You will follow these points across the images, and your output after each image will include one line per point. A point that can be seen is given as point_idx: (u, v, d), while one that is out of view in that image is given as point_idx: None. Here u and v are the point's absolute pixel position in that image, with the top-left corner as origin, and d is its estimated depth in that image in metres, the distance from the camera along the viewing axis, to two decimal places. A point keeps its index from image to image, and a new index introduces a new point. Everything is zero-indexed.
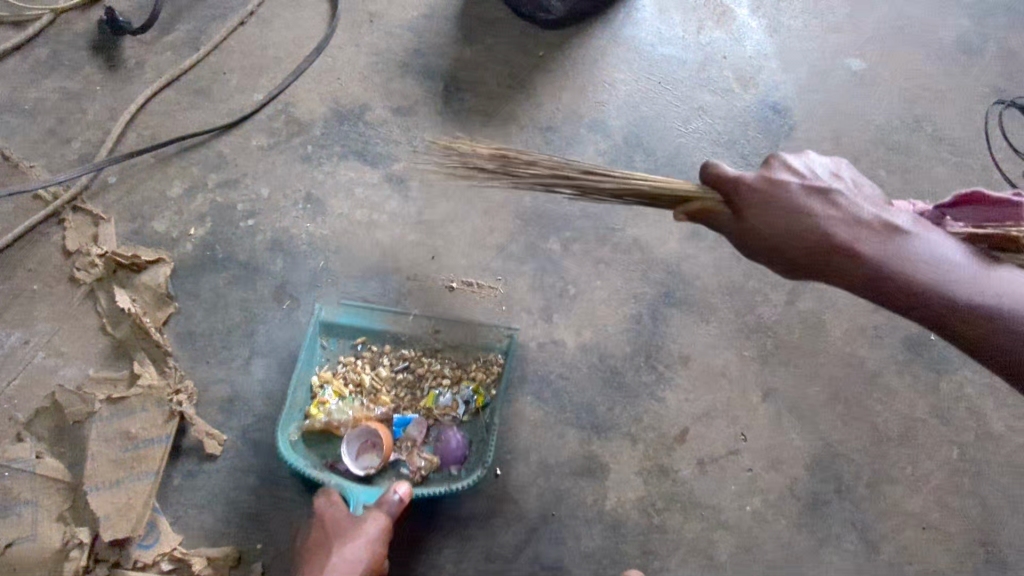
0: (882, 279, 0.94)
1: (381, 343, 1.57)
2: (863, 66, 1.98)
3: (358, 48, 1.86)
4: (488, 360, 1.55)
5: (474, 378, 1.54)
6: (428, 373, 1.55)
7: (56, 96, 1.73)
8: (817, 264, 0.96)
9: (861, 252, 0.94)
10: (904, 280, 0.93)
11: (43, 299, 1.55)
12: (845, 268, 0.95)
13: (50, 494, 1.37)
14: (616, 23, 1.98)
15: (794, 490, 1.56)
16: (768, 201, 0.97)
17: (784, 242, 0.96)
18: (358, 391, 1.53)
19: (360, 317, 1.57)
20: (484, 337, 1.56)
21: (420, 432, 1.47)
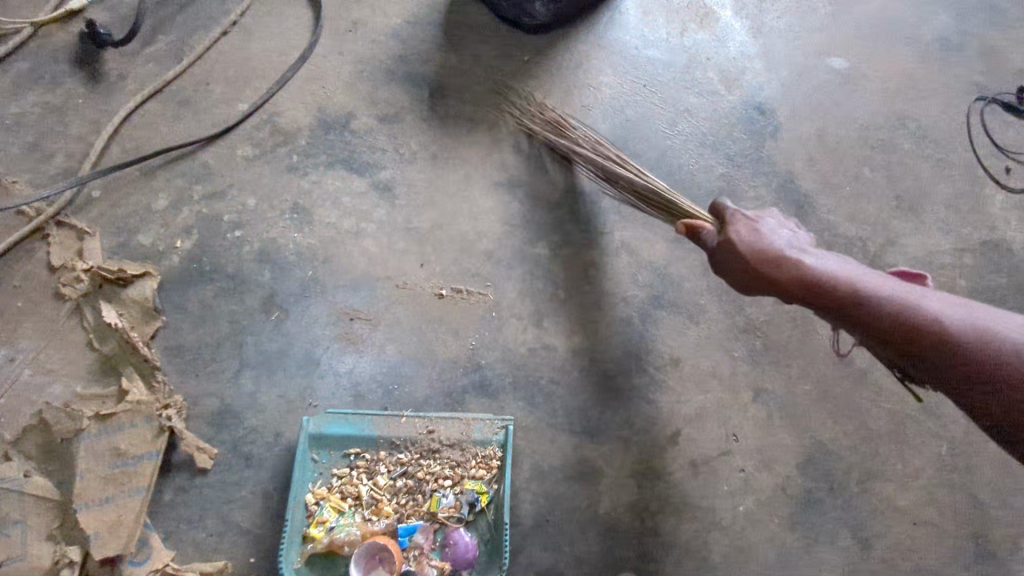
0: (831, 289, 1.19)
1: (375, 450, 1.49)
2: (847, 65, 2.00)
3: (342, 57, 1.85)
4: (487, 454, 1.48)
5: (476, 476, 1.47)
6: (427, 476, 1.47)
7: (38, 110, 1.72)
8: (776, 273, 1.24)
9: (811, 267, 1.21)
10: (843, 291, 1.19)
11: (29, 316, 1.53)
12: (798, 277, 1.21)
13: (39, 513, 1.35)
14: (600, 26, 1.98)
15: (786, 489, 1.57)
16: (733, 227, 1.31)
17: (744, 255, 1.27)
18: (356, 504, 1.45)
19: (349, 426, 1.48)
20: (480, 433, 1.49)
21: (427, 538, 1.41)
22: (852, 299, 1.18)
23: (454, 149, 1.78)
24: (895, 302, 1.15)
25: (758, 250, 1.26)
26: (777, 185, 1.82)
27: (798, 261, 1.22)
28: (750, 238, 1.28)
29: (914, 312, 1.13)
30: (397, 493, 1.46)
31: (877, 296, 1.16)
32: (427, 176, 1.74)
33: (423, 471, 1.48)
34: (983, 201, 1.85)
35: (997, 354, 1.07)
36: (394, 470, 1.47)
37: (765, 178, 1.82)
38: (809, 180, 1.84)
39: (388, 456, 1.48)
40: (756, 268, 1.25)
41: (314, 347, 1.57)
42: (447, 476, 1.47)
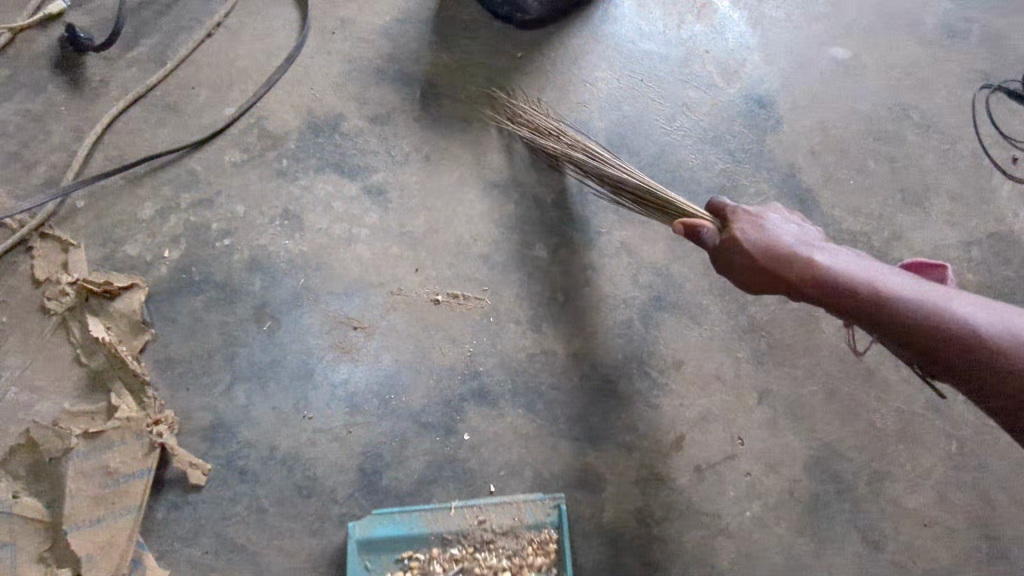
0: (843, 286, 1.15)
1: (426, 548, 1.40)
2: (848, 55, 1.95)
3: (330, 57, 1.80)
4: (542, 539, 1.41)
5: (533, 564, 1.40)
6: (485, 572, 1.39)
7: (18, 118, 1.67)
8: (786, 269, 1.19)
9: (823, 264, 1.17)
10: (859, 286, 1.14)
11: (14, 332, 1.49)
12: (809, 274, 1.17)
13: (29, 535, 1.32)
14: (595, 20, 1.93)
15: (794, 492, 1.53)
16: (740, 224, 1.28)
17: (751, 253, 1.23)
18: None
19: (395, 528, 1.38)
20: (532, 517, 1.41)
21: None
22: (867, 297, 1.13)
23: (448, 150, 1.73)
24: (910, 300, 1.11)
25: (768, 248, 1.22)
26: (779, 180, 1.78)
27: (810, 260, 1.18)
28: (759, 237, 1.24)
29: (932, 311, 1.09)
30: None
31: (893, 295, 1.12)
32: (421, 178, 1.70)
33: (480, 565, 1.40)
34: (990, 192, 1.81)
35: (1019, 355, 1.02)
36: (450, 569, 1.39)
37: (767, 174, 1.78)
38: (811, 174, 1.79)
39: (441, 553, 1.40)
40: (766, 266, 1.21)
41: (308, 356, 1.53)
42: (505, 567, 1.40)
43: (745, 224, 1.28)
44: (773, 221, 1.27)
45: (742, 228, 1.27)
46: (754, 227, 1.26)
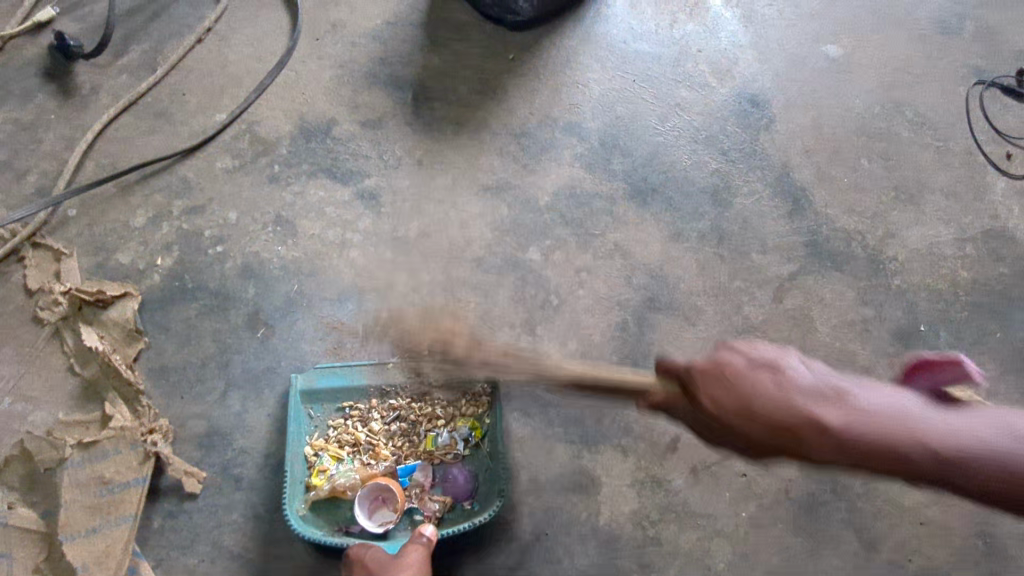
0: (879, 448, 0.72)
1: (366, 399, 1.50)
2: (841, 52, 1.94)
3: (321, 61, 1.80)
4: (475, 393, 1.49)
5: (466, 413, 1.48)
6: (420, 419, 1.48)
7: (9, 127, 1.66)
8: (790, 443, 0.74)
9: (853, 424, 0.72)
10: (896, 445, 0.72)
11: (8, 342, 1.49)
12: (829, 443, 0.72)
13: (25, 545, 1.32)
14: (587, 21, 1.92)
15: (790, 492, 1.53)
16: (710, 387, 0.77)
17: (741, 427, 0.75)
18: (354, 450, 1.45)
19: (338, 378, 1.49)
20: (466, 373, 1.51)
21: (426, 476, 1.42)
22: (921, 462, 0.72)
23: (440, 154, 1.73)
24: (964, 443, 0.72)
25: (760, 424, 0.74)
26: (772, 179, 1.77)
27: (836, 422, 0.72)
28: (744, 398, 0.75)
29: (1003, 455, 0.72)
30: (394, 437, 1.46)
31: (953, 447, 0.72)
32: (412, 182, 1.69)
33: (415, 412, 1.49)
34: (984, 188, 1.81)
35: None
36: (387, 416, 1.48)
37: (761, 173, 1.78)
38: (805, 173, 1.79)
39: (378, 402, 1.49)
40: (767, 439, 0.74)
41: (302, 363, 1.53)
42: (439, 415, 1.48)
43: (712, 381, 0.77)
44: (747, 367, 0.76)
45: (708, 387, 0.77)
46: (719, 380, 0.77)
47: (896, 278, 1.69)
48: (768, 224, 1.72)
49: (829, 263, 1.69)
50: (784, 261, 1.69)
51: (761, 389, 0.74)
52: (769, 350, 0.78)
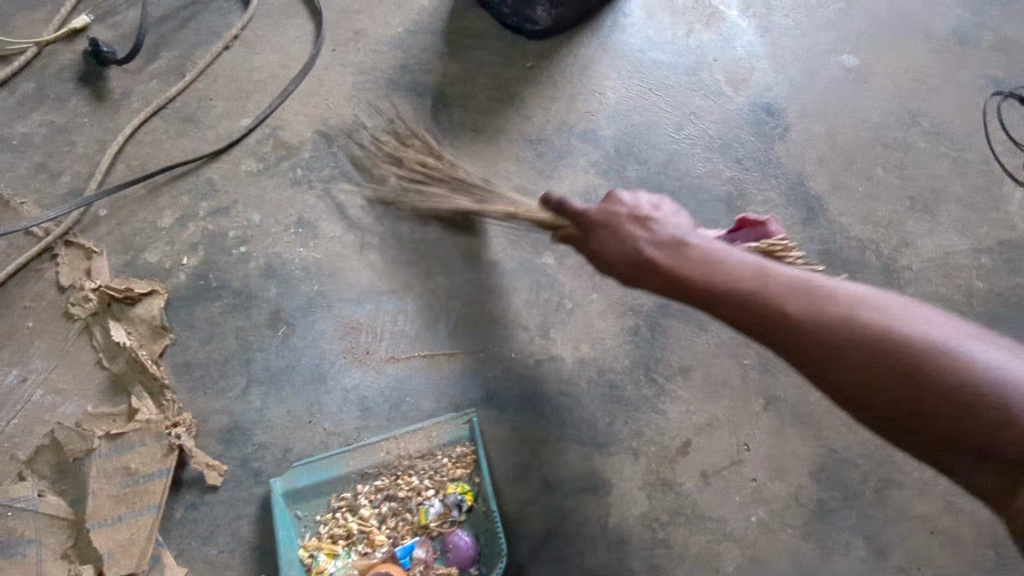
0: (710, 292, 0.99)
1: (350, 486, 1.47)
2: (858, 63, 1.96)
3: (344, 68, 1.84)
4: (459, 454, 1.48)
5: (454, 478, 1.47)
6: (409, 495, 1.46)
7: (44, 130, 1.72)
8: (647, 281, 1.02)
9: (692, 266, 0.99)
10: (733, 293, 0.97)
11: (41, 336, 1.55)
12: (678, 281, 1.00)
13: (53, 532, 1.37)
14: (605, 30, 1.95)
15: (800, 498, 1.54)
16: (601, 232, 1.05)
17: (615, 263, 1.04)
18: (348, 542, 1.43)
19: (315, 472, 1.45)
20: (445, 436, 1.48)
21: (426, 551, 1.41)
22: (744, 304, 0.97)
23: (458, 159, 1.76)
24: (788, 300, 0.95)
25: (634, 261, 1.02)
26: (786, 188, 1.79)
27: (680, 266, 1.00)
28: (621, 242, 1.03)
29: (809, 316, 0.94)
30: (385, 520, 1.45)
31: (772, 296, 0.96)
32: None
33: (404, 489, 1.46)
34: (1001, 199, 1.81)
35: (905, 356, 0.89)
36: (375, 499, 1.46)
37: (774, 182, 1.79)
38: (820, 182, 1.80)
39: (364, 487, 1.46)
40: (635, 276, 1.03)
41: (321, 360, 1.57)
42: (428, 486, 1.46)
43: (604, 229, 1.06)
44: (632, 222, 1.04)
45: (602, 231, 1.05)
46: (607, 226, 1.05)
47: (910, 288, 1.70)
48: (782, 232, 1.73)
49: (842, 271, 1.70)
50: None
51: (636, 235, 1.03)
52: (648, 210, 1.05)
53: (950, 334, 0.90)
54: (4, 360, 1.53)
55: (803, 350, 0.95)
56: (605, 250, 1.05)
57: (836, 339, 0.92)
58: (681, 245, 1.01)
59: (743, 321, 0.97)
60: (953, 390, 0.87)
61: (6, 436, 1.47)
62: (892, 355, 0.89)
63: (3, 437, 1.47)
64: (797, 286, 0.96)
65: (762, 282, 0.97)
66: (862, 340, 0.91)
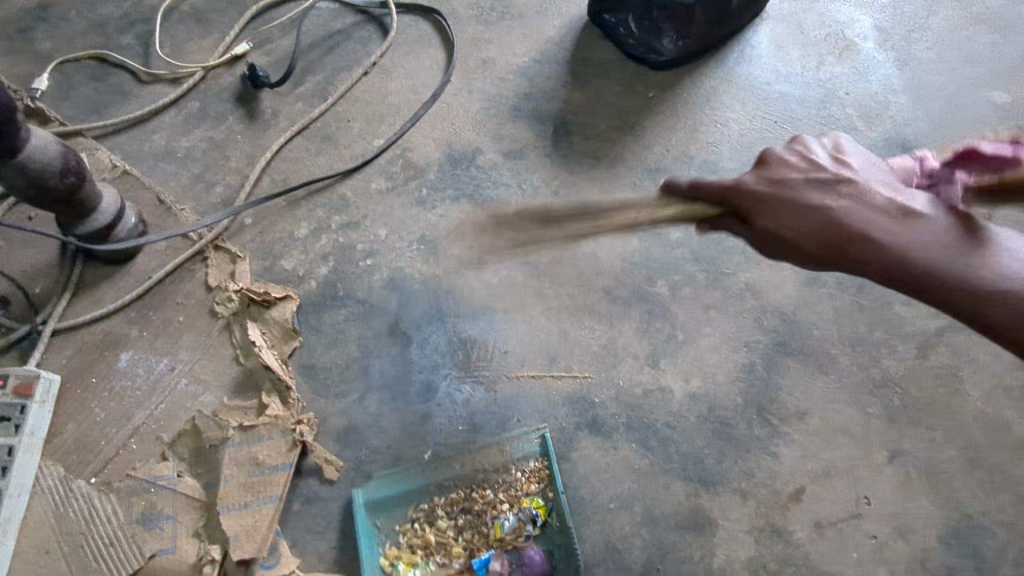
0: (911, 266, 0.91)
1: (429, 499, 1.52)
2: (1009, 100, 1.84)
3: (471, 94, 1.93)
4: (532, 468, 1.52)
5: (528, 493, 1.50)
6: (484, 507, 1.50)
7: (204, 144, 1.90)
8: (840, 254, 0.94)
9: (907, 235, 0.91)
10: (925, 265, 0.90)
11: (188, 330, 1.69)
12: (873, 250, 0.92)
13: (188, 511, 1.49)
14: (730, 62, 1.93)
15: (925, 562, 1.45)
16: (773, 204, 0.97)
17: (808, 240, 0.95)
18: (427, 552, 1.47)
19: (399, 484, 1.51)
20: (518, 450, 1.53)
21: (501, 564, 1.41)
22: (947, 283, 0.90)
23: (576, 185, 1.80)
24: (998, 275, 0.89)
25: (821, 232, 0.94)
26: None
27: (872, 227, 0.91)
28: (806, 211, 0.94)
29: (969, 266, 0.89)
30: (461, 532, 1.49)
31: (960, 259, 0.90)
32: None
33: (479, 503, 1.51)
34: None
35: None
36: (451, 511, 1.50)
37: None
38: None
39: (441, 499, 1.51)
40: (833, 244, 0.93)
41: (434, 372, 1.64)
42: (502, 500, 1.50)
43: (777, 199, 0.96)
44: (803, 186, 0.95)
45: (774, 203, 0.97)
46: (787, 199, 0.96)
47: None
48: None
49: None
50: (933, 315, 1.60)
51: (817, 203, 0.94)
52: (834, 174, 0.95)
53: None
54: (156, 350, 1.68)
55: (982, 316, 0.90)
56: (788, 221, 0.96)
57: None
58: (881, 209, 0.92)
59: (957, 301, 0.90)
60: None
61: (153, 419, 1.61)
62: None
63: (150, 420, 1.61)
64: (985, 259, 0.89)
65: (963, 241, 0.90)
66: None
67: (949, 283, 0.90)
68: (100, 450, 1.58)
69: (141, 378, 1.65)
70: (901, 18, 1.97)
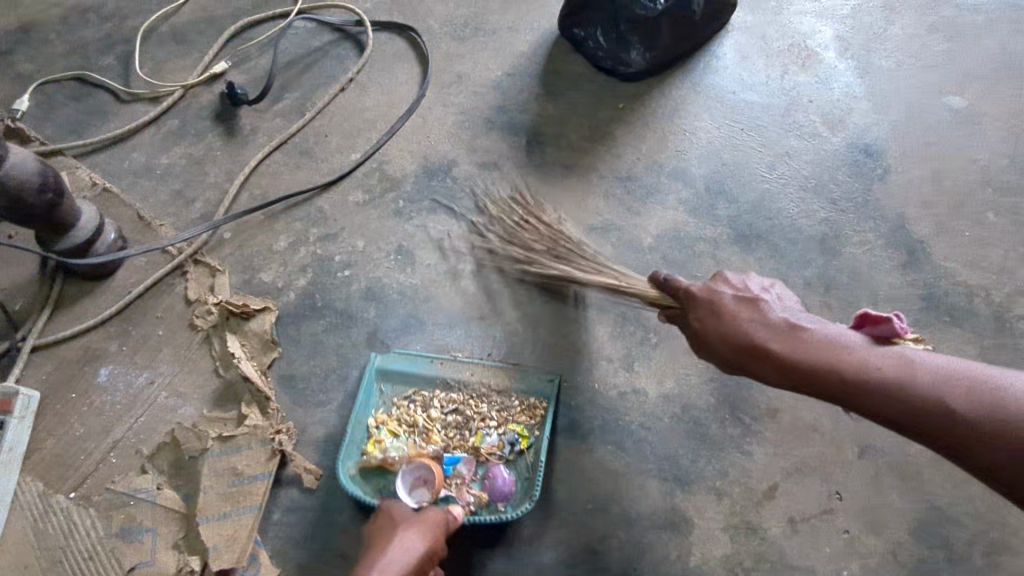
0: (798, 365, 1.11)
1: (432, 388, 1.62)
2: (966, 104, 1.90)
3: (446, 108, 1.98)
4: (530, 404, 1.58)
5: (519, 422, 1.56)
6: (473, 415, 1.58)
7: (183, 161, 1.93)
8: (743, 358, 1.17)
9: (792, 341, 1.13)
10: (808, 365, 1.11)
11: (168, 344, 1.70)
12: (766, 354, 1.14)
13: (168, 523, 1.49)
14: (697, 72, 1.98)
15: (898, 555, 1.47)
16: (697, 313, 1.24)
17: (719, 346, 1.19)
18: (411, 430, 1.57)
19: (414, 365, 1.63)
20: (525, 383, 1.60)
21: (469, 470, 1.50)
22: (830, 378, 1.10)
23: (549, 194, 1.84)
24: (871, 372, 1.07)
25: (727, 337, 1.18)
26: (886, 230, 1.74)
27: (763, 335, 1.15)
28: (718, 321, 1.20)
29: (844, 364, 1.09)
30: (446, 427, 1.57)
31: (838, 360, 1.10)
32: None
33: (472, 411, 1.59)
34: None
35: (946, 398, 1.02)
36: (446, 406, 1.59)
37: (873, 224, 1.75)
38: (923, 226, 1.74)
39: (443, 393, 1.61)
40: (737, 349, 1.17)
41: None
42: (494, 417, 1.57)
43: (703, 309, 1.23)
44: (723, 298, 1.21)
45: (701, 313, 1.23)
46: (708, 311, 1.22)
47: None
48: (881, 275, 1.68)
49: (947, 318, 1.63)
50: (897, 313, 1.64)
51: (725, 317, 1.19)
52: (743, 295, 1.20)
53: (987, 374, 1.02)
54: (136, 364, 1.69)
55: (863, 405, 1.08)
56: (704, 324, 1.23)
57: (909, 399, 1.04)
58: (775, 321, 1.15)
59: (842, 393, 1.09)
60: (1004, 432, 0.97)
61: (133, 432, 1.62)
62: (941, 403, 1.02)
63: (131, 433, 1.62)
64: (862, 358, 1.09)
65: (842, 345, 1.11)
66: (905, 388, 1.05)
67: (829, 380, 1.10)
68: (80, 464, 1.58)
69: (121, 391, 1.66)
70: (860, 28, 2.04)
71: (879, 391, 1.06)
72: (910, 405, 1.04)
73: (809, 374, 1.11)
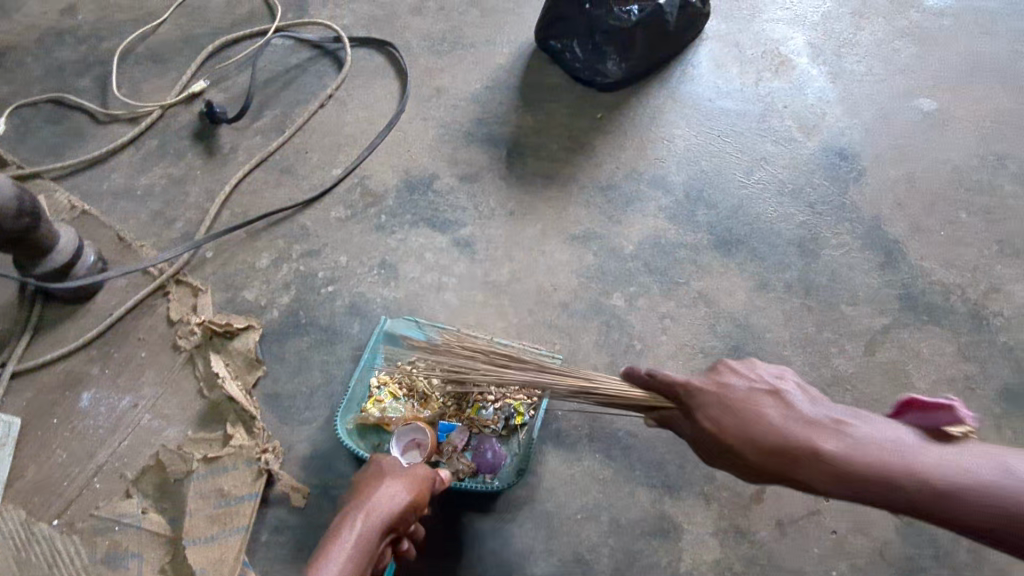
0: (836, 470, 0.88)
1: None
2: (936, 106, 1.94)
3: (426, 122, 1.99)
4: None
5: (516, 398, 1.57)
6: None
7: (163, 181, 1.92)
8: (770, 465, 0.92)
9: (824, 443, 0.89)
10: (848, 470, 0.87)
11: (151, 365, 1.69)
12: (798, 459, 0.90)
13: (155, 547, 1.47)
14: (674, 81, 2.01)
15: (885, 554, 1.49)
16: (701, 413, 0.97)
17: (740, 452, 0.93)
18: (410, 392, 1.60)
19: (420, 330, 1.65)
20: None
21: (461, 439, 1.52)
22: (873, 484, 0.87)
23: (530, 205, 1.85)
24: (923, 472, 0.86)
25: (746, 440, 0.93)
26: (862, 232, 1.77)
27: (786, 436, 0.90)
28: (728, 419, 0.94)
29: (885, 464, 0.87)
30: (445, 393, 1.59)
31: (878, 462, 0.87)
32: (504, 231, 1.82)
33: None
34: None
35: (1012, 503, 0.82)
36: None
37: (849, 226, 1.78)
38: (899, 227, 1.77)
39: None
40: (760, 455, 0.92)
41: None
42: (493, 390, 1.58)
43: (707, 405, 0.97)
44: (727, 392, 0.96)
45: (705, 410, 0.97)
46: (712, 409, 0.97)
47: (1002, 336, 1.64)
48: (860, 276, 1.71)
49: (926, 317, 1.66)
50: (876, 314, 1.67)
51: (733, 414, 0.94)
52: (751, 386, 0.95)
53: None
54: (118, 387, 1.67)
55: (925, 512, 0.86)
56: (720, 425, 0.95)
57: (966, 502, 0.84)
58: (796, 420, 0.91)
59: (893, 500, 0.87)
60: None
61: (117, 456, 1.60)
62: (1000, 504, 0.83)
63: (115, 457, 1.60)
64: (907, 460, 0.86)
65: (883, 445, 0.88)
66: (959, 488, 0.84)
67: (873, 488, 0.87)
68: (63, 490, 1.56)
69: (104, 415, 1.64)
70: (831, 34, 2.08)
71: (933, 496, 0.85)
72: (988, 514, 0.83)
73: (872, 480, 0.86)
